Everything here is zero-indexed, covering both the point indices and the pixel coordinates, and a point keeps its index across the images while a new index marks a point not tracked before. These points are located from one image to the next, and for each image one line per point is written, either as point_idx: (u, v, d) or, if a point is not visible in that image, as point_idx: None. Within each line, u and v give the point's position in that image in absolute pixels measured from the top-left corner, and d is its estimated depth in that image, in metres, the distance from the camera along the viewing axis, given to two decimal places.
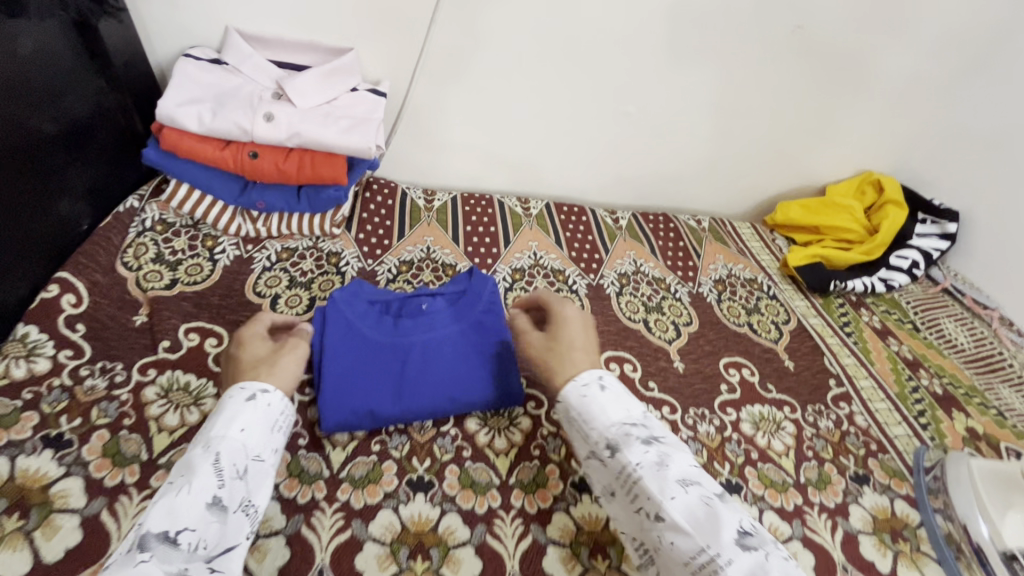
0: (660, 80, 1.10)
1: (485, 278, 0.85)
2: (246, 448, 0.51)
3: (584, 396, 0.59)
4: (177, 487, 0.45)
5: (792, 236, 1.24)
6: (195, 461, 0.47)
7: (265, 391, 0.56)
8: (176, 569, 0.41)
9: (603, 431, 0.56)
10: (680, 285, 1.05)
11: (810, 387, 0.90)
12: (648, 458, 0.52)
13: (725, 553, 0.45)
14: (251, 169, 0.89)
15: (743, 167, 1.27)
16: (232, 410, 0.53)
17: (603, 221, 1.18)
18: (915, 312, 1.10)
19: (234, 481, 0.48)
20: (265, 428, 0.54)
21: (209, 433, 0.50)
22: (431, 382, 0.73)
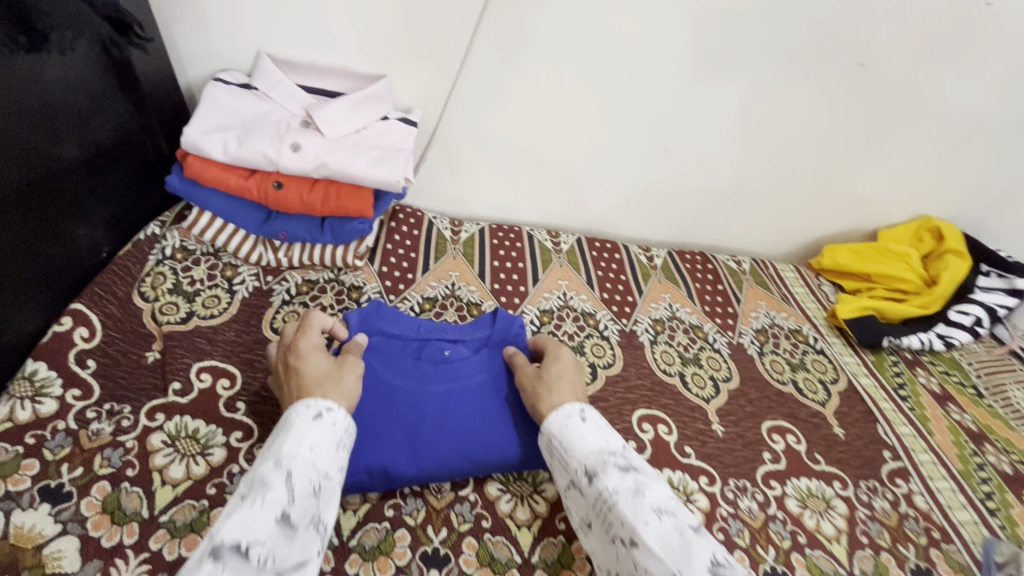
0: (704, 115, 1.04)
1: (511, 317, 0.82)
2: (316, 465, 0.52)
3: (566, 425, 0.63)
4: (251, 500, 0.47)
5: (839, 282, 1.16)
6: (268, 476, 0.49)
7: (332, 409, 0.58)
8: None
9: (582, 459, 0.60)
10: (719, 334, 0.99)
11: (862, 460, 0.82)
12: (624, 485, 0.55)
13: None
14: (275, 198, 0.86)
15: (789, 206, 1.20)
16: (301, 427, 0.55)
17: (636, 259, 1.12)
18: (977, 375, 1.01)
19: (304, 498, 0.49)
20: (333, 446, 0.55)
21: (281, 449, 0.52)
22: (450, 440, 0.68)
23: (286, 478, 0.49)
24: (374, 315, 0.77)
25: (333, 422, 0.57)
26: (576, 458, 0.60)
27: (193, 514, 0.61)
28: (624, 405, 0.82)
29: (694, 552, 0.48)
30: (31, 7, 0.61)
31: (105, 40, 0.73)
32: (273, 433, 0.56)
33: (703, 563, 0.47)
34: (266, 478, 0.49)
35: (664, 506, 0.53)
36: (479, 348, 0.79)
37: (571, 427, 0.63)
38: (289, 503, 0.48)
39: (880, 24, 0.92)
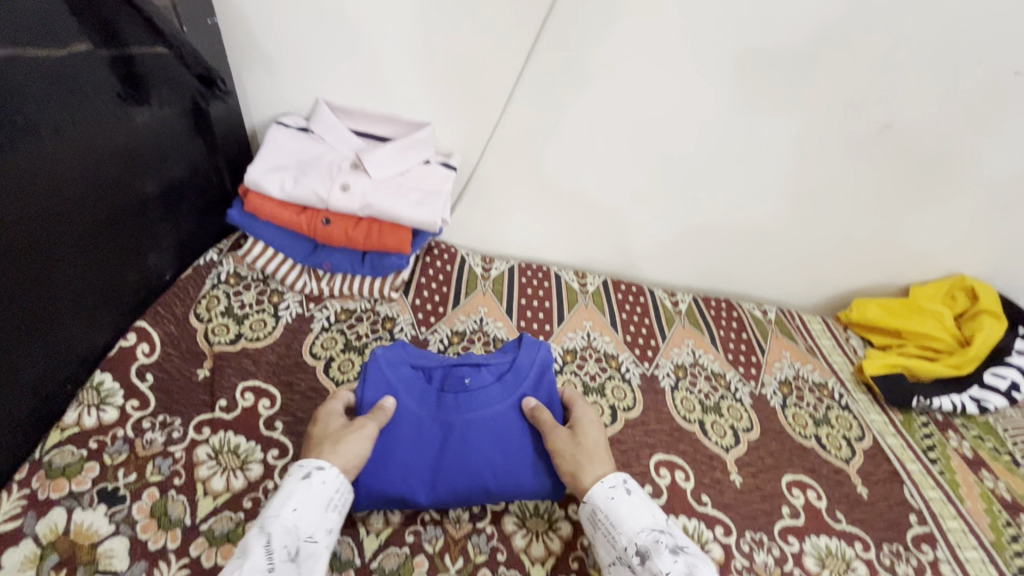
0: (732, 167, 1.08)
1: (535, 345, 0.81)
2: (298, 529, 0.59)
3: (612, 499, 0.65)
4: (235, 566, 0.54)
5: (868, 337, 1.15)
6: (250, 543, 0.56)
7: (321, 468, 0.63)
8: None
9: (631, 537, 0.62)
10: (742, 384, 1.00)
11: (886, 522, 0.81)
12: (678, 568, 0.58)
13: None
14: (323, 234, 0.94)
15: (817, 258, 1.20)
16: (287, 489, 0.61)
17: (661, 303, 1.15)
18: (1011, 441, 0.98)
19: (284, 562, 0.55)
20: (319, 507, 0.61)
21: (266, 514, 0.59)
22: (467, 474, 0.70)
23: (268, 544, 0.56)
24: (400, 346, 0.79)
25: (319, 483, 0.62)
26: (625, 536, 0.63)
27: (230, 525, 0.65)
28: (642, 448, 0.84)
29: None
30: (135, 60, 0.71)
31: (193, 93, 0.83)
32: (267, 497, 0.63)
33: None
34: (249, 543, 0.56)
35: None
36: (504, 375, 0.79)
37: (616, 501, 0.65)
38: (269, 570, 0.54)
39: (907, 87, 0.96)
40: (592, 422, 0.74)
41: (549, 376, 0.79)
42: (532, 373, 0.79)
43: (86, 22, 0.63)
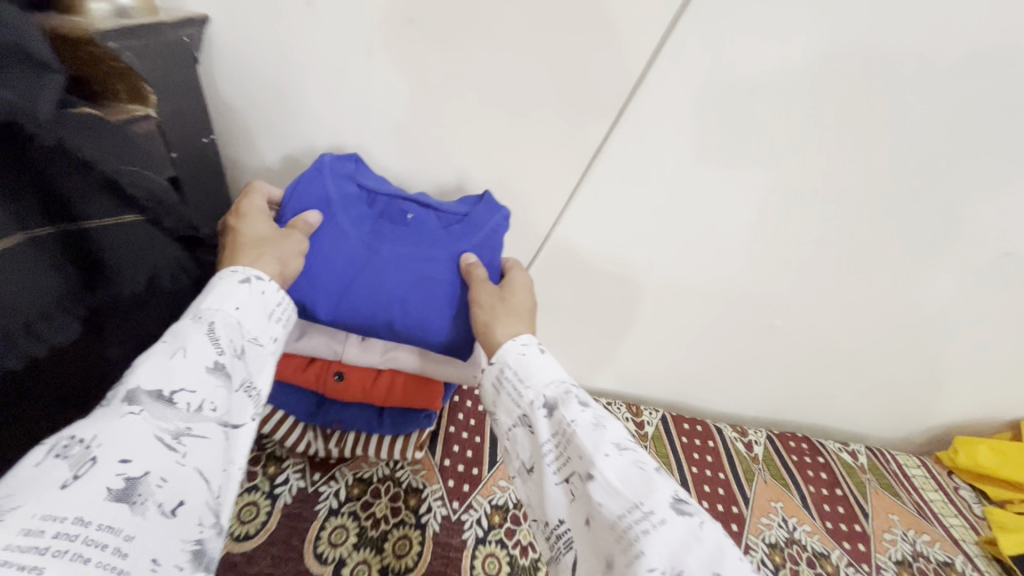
0: (814, 294, 0.91)
1: (497, 208, 0.74)
2: (243, 328, 0.51)
3: (523, 355, 0.61)
4: (170, 351, 0.45)
5: (981, 487, 0.98)
6: (187, 330, 0.47)
7: (260, 278, 0.55)
8: (174, 427, 0.41)
9: (539, 391, 0.58)
10: (853, 569, 0.80)
11: None
12: (585, 417, 0.54)
13: (658, 513, 0.46)
14: (335, 390, 0.76)
15: (908, 387, 1.03)
16: (223, 288, 0.52)
17: (734, 447, 0.96)
18: None
19: (234, 359, 0.49)
20: (263, 314, 0.53)
21: (200, 306, 0.49)
22: (376, 302, 0.71)
23: (212, 333, 0.47)
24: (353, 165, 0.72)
25: (260, 293, 0.54)
26: (532, 389, 0.58)
27: None
28: None
29: (656, 488, 0.48)
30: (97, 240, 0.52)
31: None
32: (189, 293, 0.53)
33: (666, 497, 0.47)
34: (183, 331, 0.46)
35: (623, 441, 0.53)
36: (452, 226, 0.73)
37: (528, 358, 0.61)
38: (218, 357, 0.47)
39: None
40: (524, 289, 0.71)
41: (498, 243, 0.73)
42: (482, 233, 0.73)
43: (23, 203, 0.46)
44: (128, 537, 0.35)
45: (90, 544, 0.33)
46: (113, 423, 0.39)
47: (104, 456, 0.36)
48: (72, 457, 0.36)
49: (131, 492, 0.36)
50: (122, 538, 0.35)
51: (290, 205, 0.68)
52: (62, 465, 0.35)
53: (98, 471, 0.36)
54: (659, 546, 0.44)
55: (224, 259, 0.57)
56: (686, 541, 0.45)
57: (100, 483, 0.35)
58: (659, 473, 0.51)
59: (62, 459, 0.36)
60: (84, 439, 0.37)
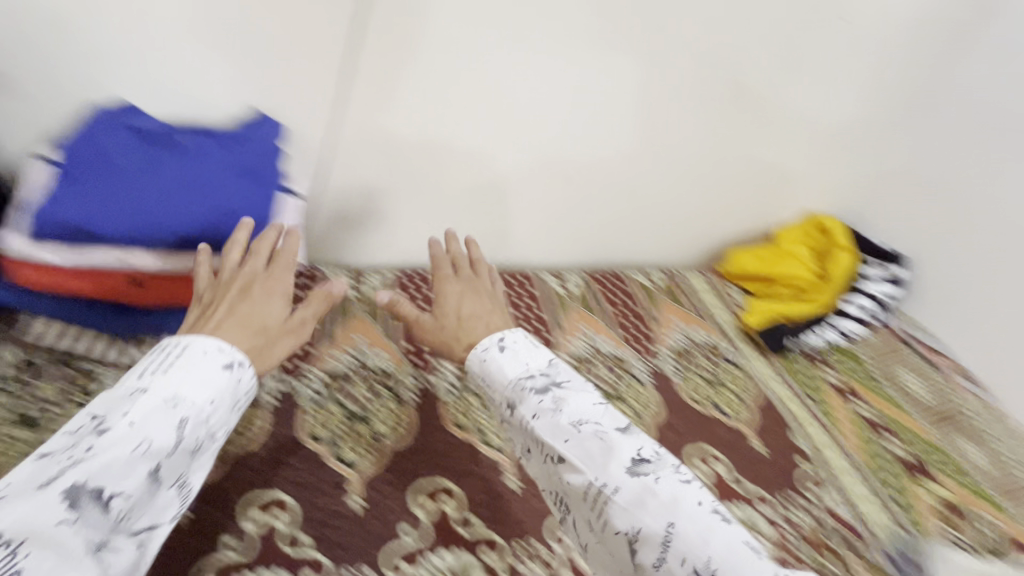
0: (594, 135, 1.06)
1: (269, 125, 0.86)
2: (207, 423, 0.49)
3: (485, 359, 0.68)
4: (133, 443, 0.43)
5: (745, 286, 1.22)
6: (155, 419, 0.45)
7: (242, 364, 0.53)
8: (100, 539, 0.40)
9: (503, 391, 0.66)
10: (639, 361, 0.99)
11: (778, 471, 0.85)
12: (542, 408, 0.62)
13: (611, 483, 0.57)
14: (136, 297, 0.77)
15: (693, 214, 1.24)
16: (201, 370, 0.50)
17: (553, 291, 1.10)
18: (872, 364, 1.06)
19: (183, 455, 0.46)
20: (232, 405, 0.51)
21: (178, 391, 0.47)
22: (158, 212, 0.74)
23: (177, 428, 0.46)
24: (125, 110, 0.78)
25: (238, 379, 0.52)
26: (498, 391, 0.66)
27: None
28: None
29: (614, 454, 0.58)
30: None
31: None
32: (165, 352, 0.50)
33: (624, 465, 0.56)
34: (155, 420, 0.45)
35: (581, 415, 0.61)
36: (227, 143, 0.81)
37: (490, 359, 0.68)
38: (167, 457, 0.45)
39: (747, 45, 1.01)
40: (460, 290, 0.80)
41: (272, 153, 0.84)
42: (255, 147, 0.83)
43: None
44: None
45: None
46: (42, 531, 0.37)
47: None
48: None
49: None
50: None
51: (67, 155, 0.73)
52: None
53: None
54: (620, 511, 0.55)
55: (215, 323, 0.57)
56: (644, 503, 0.55)
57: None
58: (623, 437, 0.59)
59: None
60: (7, 543, 0.36)
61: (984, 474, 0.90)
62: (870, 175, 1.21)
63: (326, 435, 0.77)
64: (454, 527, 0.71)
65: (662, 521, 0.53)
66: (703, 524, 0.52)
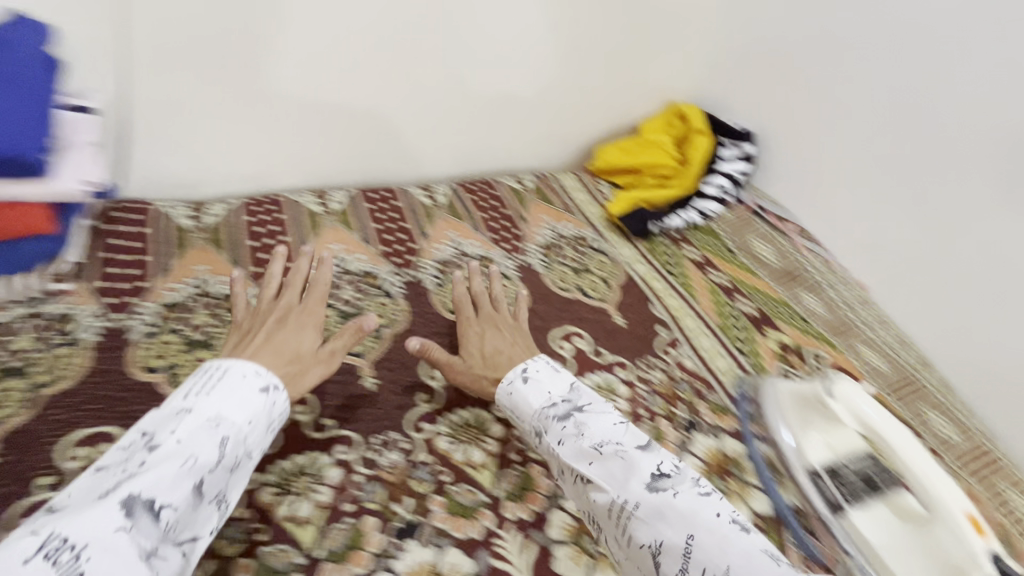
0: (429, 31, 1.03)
1: (33, 28, 0.74)
2: (244, 444, 0.58)
3: (511, 394, 0.73)
4: (181, 458, 0.52)
5: (615, 180, 1.23)
6: (201, 435, 0.54)
7: (276, 388, 0.63)
8: (150, 544, 0.47)
9: (530, 419, 0.71)
10: (507, 259, 0.99)
11: (637, 340, 0.89)
12: (567, 432, 0.67)
13: (632, 498, 0.60)
14: None
15: (557, 116, 1.23)
16: (240, 396, 0.59)
17: (418, 202, 1.06)
18: (729, 237, 1.13)
19: (222, 472, 0.55)
20: (267, 426, 0.61)
21: (221, 415, 0.57)
22: None
23: (219, 446, 0.55)
24: None
25: (272, 403, 0.62)
26: (526, 420, 0.71)
27: None
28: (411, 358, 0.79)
29: (635, 474, 0.62)
30: None
31: None
32: (207, 375, 0.60)
33: (644, 482, 0.61)
34: (199, 438, 0.54)
35: (603, 439, 0.66)
36: None
37: (515, 393, 0.73)
38: (209, 472, 0.53)
39: None
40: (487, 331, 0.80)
41: (40, 60, 0.73)
42: (13, 52, 0.70)
43: None
44: None
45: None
46: (104, 535, 0.45)
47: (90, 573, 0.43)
48: (61, 564, 0.42)
49: None
50: None
51: None
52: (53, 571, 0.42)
53: None
54: (642, 523, 0.59)
55: (248, 353, 0.65)
56: (663, 514, 0.58)
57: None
58: (642, 455, 0.64)
59: (54, 564, 0.42)
60: (75, 545, 0.43)
61: (820, 318, 0.99)
62: (714, 57, 1.25)
63: (163, 363, 0.73)
64: (305, 432, 0.69)
65: (681, 533, 0.57)
66: (719, 534, 0.56)
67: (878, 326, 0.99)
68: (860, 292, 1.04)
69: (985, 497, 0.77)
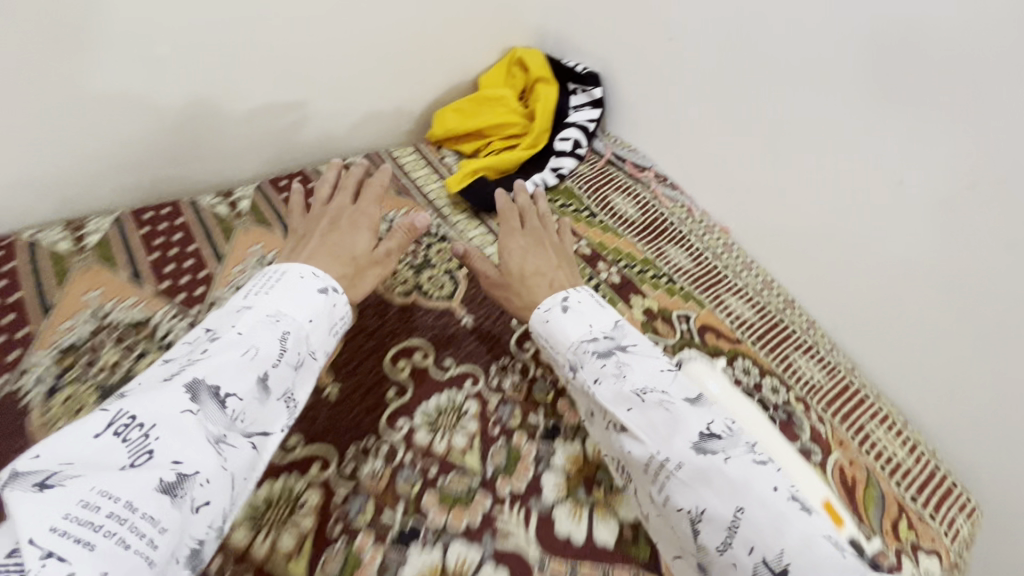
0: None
1: None
2: (305, 344, 0.60)
3: (547, 321, 0.70)
4: (243, 351, 0.54)
5: (460, 148, 1.07)
6: (264, 328, 0.57)
7: (336, 292, 0.66)
8: (219, 431, 0.50)
9: (564, 351, 0.68)
10: None
11: (489, 340, 0.77)
12: (606, 371, 0.64)
13: (676, 459, 0.56)
14: None
15: (375, 77, 1.01)
16: (297, 295, 0.62)
17: (211, 214, 0.86)
18: (587, 196, 1.02)
19: (284, 371, 0.56)
20: (328, 328, 0.63)
21: (282, 313, 0.59)
22: None
23: (280, 339, 0.57)
24: None
25: (330, 304, 0.64)
26: (561, 353, 0.68)
27: None
28: None
29: (682, 428, 0.57)
30: None
31: None
32: (267, 277, 0.63)
33: (691, 440, 0.56)
34: (260, 332, 0.56)
35: (647, 386, 0.61)
36: None
37: (550, 321, 0.70)
38: (273, 367, 0.55)
39: None
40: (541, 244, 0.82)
41: None
42: None
43: None
44: (162, 529, 0.44)
45: (132, 530, 0.42)
46: (175, 418, 0.48)
47: (159, 451, 0.46)
48: (131, 442, 0.45)
49: (175, 487, 0.45)
50: (157, 530, 0.43)
51: None
52: (123, 450, 0.45)
53: (155, 463, 0.45)
54: (682, 486, 0.55)
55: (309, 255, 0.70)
56: (709, 478, 0.54)
57: (154, 475, 0.45)
58: (690, 409, 0.59)
59: (124, 441, 0.45)
60: (142, 425, 0.46)
61: (686, 274, 0.92)
62: None
63: None
64: None
65: (730, 504, 0.53)
66: (773, 509, 0.52)
67: (742, 270, 0.93)
68: (721, 237, 0.97)
69: (852, 441, 0.75)
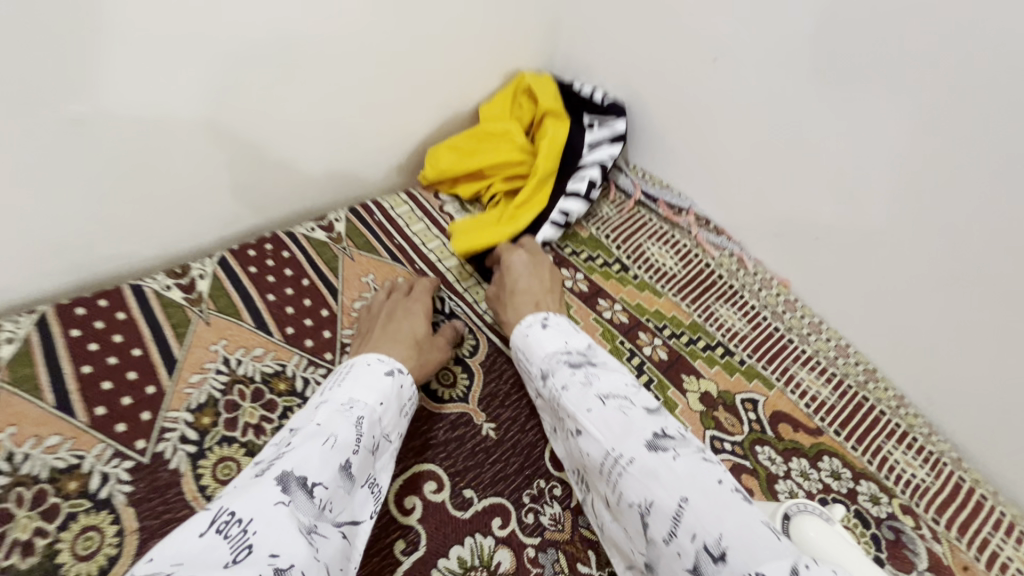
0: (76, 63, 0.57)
1: None
2: (380, 427, 0.55)
3: (526, 336, 0.64)
4: (323, 439, 0.49)
5: (458, 193, 0.92)
6: (337, 415, 0.52)
7: (402, 371, 0.60)
8: (310, 520, 0.44)
9: (539, 365, 0.61)
10: (314, 368, 0.67)
11: (517, 456, 0.62)
12: (574, 380, 0.57)
13: (628, 453, 0.49)
14: None
15: (356, 115, 0.83)
16: (367, 377, 0.57)
17: (161, 303, 0.70)
18: (617, 245, 0.86)
19: (365, 453, 0.52)
20: (398, 410, 0.58)
21: (356, 398, 0.55)
22: None
23: (356, 425, 0.52)
24: None
25: (399, 385, 0.59)
26: (536, 365, 0.62)
27: None
28: None
29: (637, 430, 0.51)
30: None
31: None
32: (338, 372, 0.59)
33: (643, 438, 0.50)
34: (339, 419, 0.51)
35: (615, 393, 0.55)
36: None
37: (531, 336, 0.64)
38: (354, 453, 0.50)
39: None
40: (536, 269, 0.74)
41: None
42: None
43: None
44: None
45: None
46: (269, 509, 0.42)
47: (259, 545, 0.40)
48: (231, 539, 0.40)
49: None
50: None
51: None
52: (225, 546, 0.40)
53: (255, 557, 0.39)
54: (632, 480, 0.48)
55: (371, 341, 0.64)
56: (656, 473, 0.47)
57: (254, 569, 0.38)
58: (647, 416, 0.52)
59: (225, 538, 0.40)
60: (242, 520, 0.41)
61: (745, 341, 0.77)
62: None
63: None
64: None
65: (672, 494, 0.45)
66: (716, 500, 0.44)
67: (808, 332, 0.78)
68: (780, 292, 0.81)
69: (977, 564, 0.60)
